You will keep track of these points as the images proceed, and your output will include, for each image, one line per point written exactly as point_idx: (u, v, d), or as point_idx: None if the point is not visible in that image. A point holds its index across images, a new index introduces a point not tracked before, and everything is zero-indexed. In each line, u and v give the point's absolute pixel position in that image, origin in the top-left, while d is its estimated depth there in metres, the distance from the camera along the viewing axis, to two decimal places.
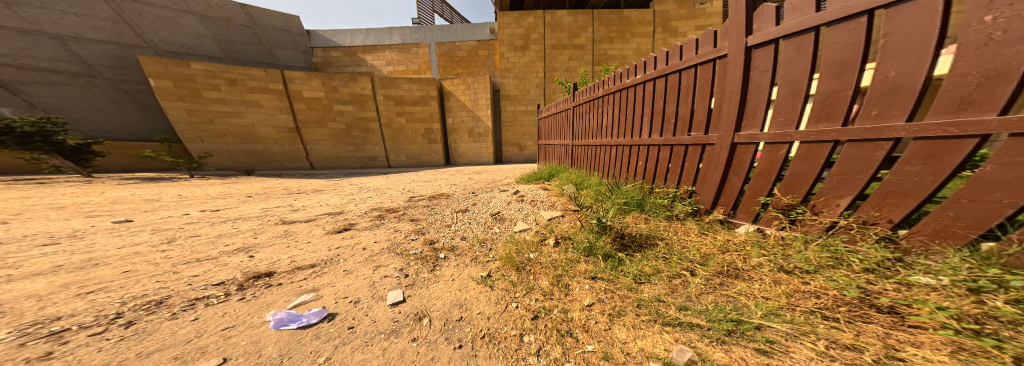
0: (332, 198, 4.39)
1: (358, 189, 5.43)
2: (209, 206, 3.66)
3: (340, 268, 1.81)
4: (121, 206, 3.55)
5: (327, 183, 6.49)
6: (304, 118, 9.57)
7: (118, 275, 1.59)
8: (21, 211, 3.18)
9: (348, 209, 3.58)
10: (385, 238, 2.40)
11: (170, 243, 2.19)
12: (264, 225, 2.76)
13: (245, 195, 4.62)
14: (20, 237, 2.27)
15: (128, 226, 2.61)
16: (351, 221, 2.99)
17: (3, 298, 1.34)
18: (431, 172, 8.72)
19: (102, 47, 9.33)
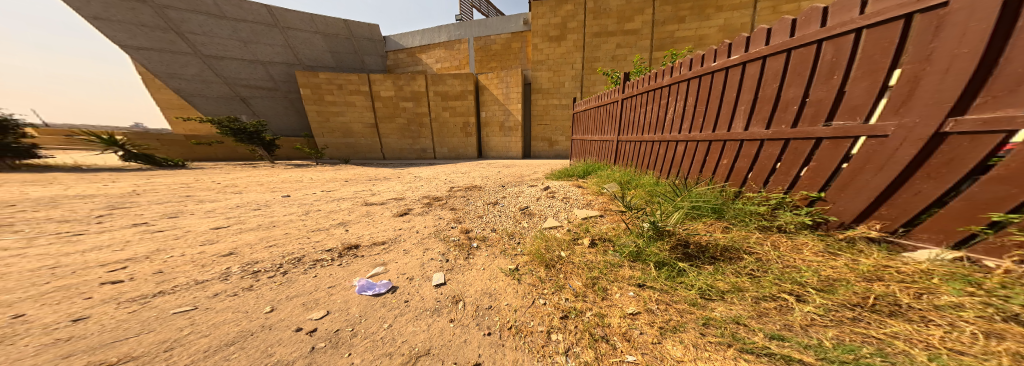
0: (399, 185, 5.29)
1: (414, 178, 6.32)
2: (322, 187, 5.00)
3: (393, 246, 2.24)
4: (282, 184, 5.26)
5: (395, 172, 7.81)
6: (381, 115, 11.60)
7: (279, 236, 2.41)
8: (231, 185, 5.09)
9: (405, 195, 4.28)
10: (434, 223, 2.79)
11: (304, 214, 3.15)
12: (353, 205, 3.59)
13: (342, 180, 6.06)
14: (240, 203, 3.68)
15: (286, 200, 3.87)
16: (406, 206, 3.55)
17: (229, 244, 2.22)
18: (470, 164, 9.22)
19: (281, 67, 13.45)
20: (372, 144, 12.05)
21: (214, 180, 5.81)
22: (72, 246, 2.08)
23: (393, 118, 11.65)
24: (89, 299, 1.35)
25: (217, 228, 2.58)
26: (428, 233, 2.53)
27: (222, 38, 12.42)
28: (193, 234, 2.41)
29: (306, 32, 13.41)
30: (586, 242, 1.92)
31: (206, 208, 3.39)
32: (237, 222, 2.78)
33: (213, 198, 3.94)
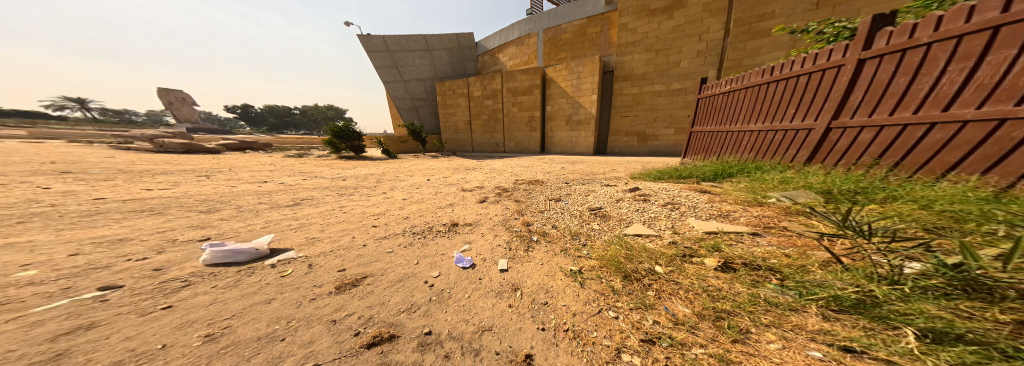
0: (491, 173, 5.97)
1: (504, 167, 7.07)
2: (412, 174, 5.85)
3: (476, 225, 2.65)
4: (383, 171, 6.40)
5: (478, 162, 8.56)
6: (473, 114, 12.98)
7: (382, 216, 2.93)
8: (406, 170, 6.82)
9: (492, 183, 4.68)
10: (510, 210, 3.04)
11: (400, 196, 3.75)
12: (451, 188, 4.24)
13: (449, 167, 7.27)
14: (357, 185, 4.65)
15: (387, 184, 4.68)
16: (489, 192, 3.96)
17: (351, 218, 2.85)
18: (532, 158, 9.28)
19: (405, 82, 16.34)
20: (456, 141, 13.95)
21: (357, 166, 7.77)
22: (266, 211, 3.02)
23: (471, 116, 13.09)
24: (306, 249, 2.08)
25: (351, 203, 3.44)
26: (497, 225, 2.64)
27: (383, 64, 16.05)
28: (337, 206, 3.27)
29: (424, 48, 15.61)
30: (753, 272, 1.34)
31: (350, 186, 4.58)
32: (374, 198, 3.69)
33: (356, 179, 5.34)
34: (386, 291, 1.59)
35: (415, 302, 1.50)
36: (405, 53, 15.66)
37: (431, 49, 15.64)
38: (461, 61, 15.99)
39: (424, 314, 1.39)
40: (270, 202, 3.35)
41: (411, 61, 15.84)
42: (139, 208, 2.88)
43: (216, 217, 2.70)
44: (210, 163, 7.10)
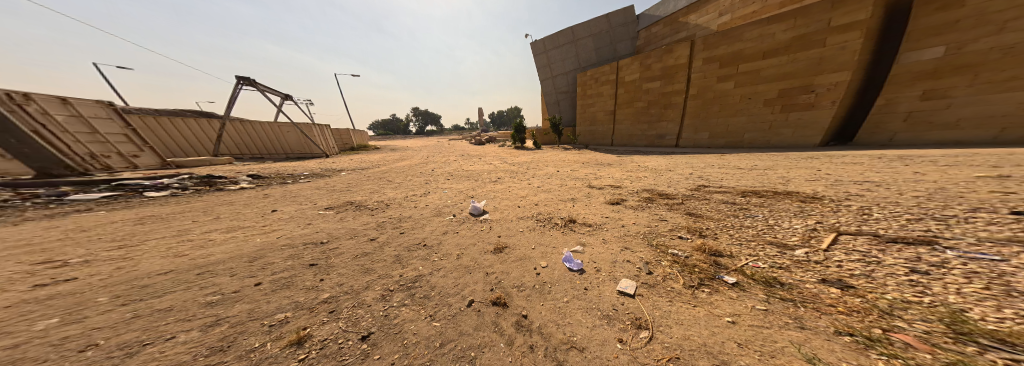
0: (632, 175, 5.63)
1: (654, 169, 6.32)
2: (563, 166, 6.75)
3: (601, 235, 2.82)
4: (542, 161, 7.95)
5: (616, 158, 8.49)
6: (621, 101, 12.24)
7: (535, 199, 3.92)
8: (544, 160, 8.36)
9: (637, 191, 4.41)
10: (642, 232, 2.87)
11: (550, 186, 4.64)
12: (583, 188, 4.68)
13: (587, 161, 7.71)
14: (519, 171, 6.27)
15: (540, 173, 5.83)
16: (625, 198, 3.92)
17: (513, 195, 4.00)
18: (742, 158, 6.93)
19: (552, 78, 17.06)
20: (602, 131, 13.52)
21: (514, 155, 10.68)
22: (471, 183, 5.03)
23: (630, 102, 11.80)
24: (501, 213, 3.25)
25: (515, 184, 4.84)
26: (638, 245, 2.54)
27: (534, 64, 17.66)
28: (494, 185, 4.73)
29: (574, 39, 15.76)
30: None
31: (505, 170, 6.40)
32: (517, 182, 4.98)
33: (509, 165, 7.37)
34: (510, 264, 2.17)
35: (524, 283, 1.98)
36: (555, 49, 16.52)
37: (581, 38, 15.54)
38: (613, 44, 14.80)
39: (526, 299, 1.84)
40: (467, 179, 5.42)
41: (560, 56, 16.39)
42: (423, 176, 5.85)
43: (452, 184, 4.89)
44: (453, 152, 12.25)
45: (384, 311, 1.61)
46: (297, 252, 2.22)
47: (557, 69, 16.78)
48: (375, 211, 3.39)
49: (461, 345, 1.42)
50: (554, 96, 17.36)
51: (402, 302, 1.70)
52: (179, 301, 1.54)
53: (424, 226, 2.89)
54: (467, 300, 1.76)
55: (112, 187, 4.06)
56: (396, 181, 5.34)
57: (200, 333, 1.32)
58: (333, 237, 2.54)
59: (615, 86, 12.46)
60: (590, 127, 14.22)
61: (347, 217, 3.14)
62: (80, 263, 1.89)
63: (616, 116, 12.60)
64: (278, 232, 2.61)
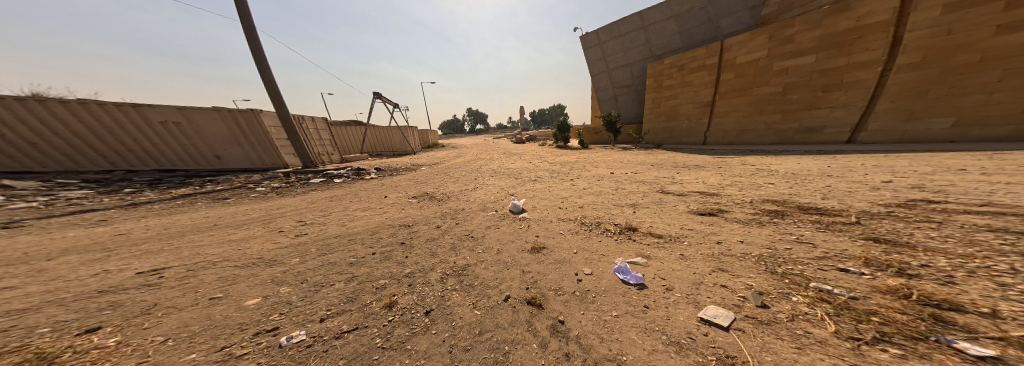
0: (723, 181, 4.45)
1: (761, 174, 4.79)
2: (633, 168, 6.00)
3: (681, 251, 2.33)
4: (606, 162, 7.30)
5: (707, 160, 6.97)
6: (726, 89, 10.61)
7: (594, 201, 3.65)
8: (591, 161, 7.95)
9: (751, 200, 3.44)
10: (761, 263, 2.14)
11: (616, 189, 4.19)
12: (650, 190, 4.07)
13: (653, 164, 6.68)
14: (575, 172, 6.05)
15: (600, 175, 5.42)
16: (729, 215, 3.06)
17: (567, 197, 3.94)
18: (974, 162, 4.33)
19: (623, 69, 15.32)
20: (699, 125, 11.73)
21: (566, 155, 10.43)
22: (525, 180, 5.22)
23: (755, 86, 9.84)
24: (553, 214, 3.28)
25: (570, 184, 4.74)
26: (758, 279, 1.95)
27: (598, 57, 16.13)
28: (534, 184, 4.81)
29: (655, 20, 13.82)
30: None
31: (545, 170, 6.42)
32: (558, 182, 4.95)
33: (550, 165, 7.35)
34: (548, 266, 2.18)
35: (563, 288, 1.95)
36: (630, 35, 14.70)
37: (668, 18, 13.50)
38: (715, 20, 12.52)
39: (563, 304, 1.81)
40: (508, 177, 5.67)
41: (636, 42, 14.56)
42: (473, 173, 6.45)
43: (510, 181, 5.17)
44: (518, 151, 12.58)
45: (441, 292, 1.91)
46: (395, 231, 2.89)
47: (617, 62, 15.44)
48: (441, 201, 3.95)
49: (494, 338, 1.53)
50: (626, 88, 15.63)
51: (453, 286, 1.96)
52: (335, 257, 2.30)
53: (472, 219, 3.20)
54: (504, 295, 1.87)
55: (319, 172, 6.65)
56: (453, 176, 6.09)
57: (345, 284, 1.96)
58: (416, 222, 3.13)
59: (729, 69, 10.49)
60: (679, 121, 12.48)
61: (425, 205, 3.77)
62: (307, 223, 3.08)
63: (725, 106, 10.75)
64: (373, 214, 3.41)
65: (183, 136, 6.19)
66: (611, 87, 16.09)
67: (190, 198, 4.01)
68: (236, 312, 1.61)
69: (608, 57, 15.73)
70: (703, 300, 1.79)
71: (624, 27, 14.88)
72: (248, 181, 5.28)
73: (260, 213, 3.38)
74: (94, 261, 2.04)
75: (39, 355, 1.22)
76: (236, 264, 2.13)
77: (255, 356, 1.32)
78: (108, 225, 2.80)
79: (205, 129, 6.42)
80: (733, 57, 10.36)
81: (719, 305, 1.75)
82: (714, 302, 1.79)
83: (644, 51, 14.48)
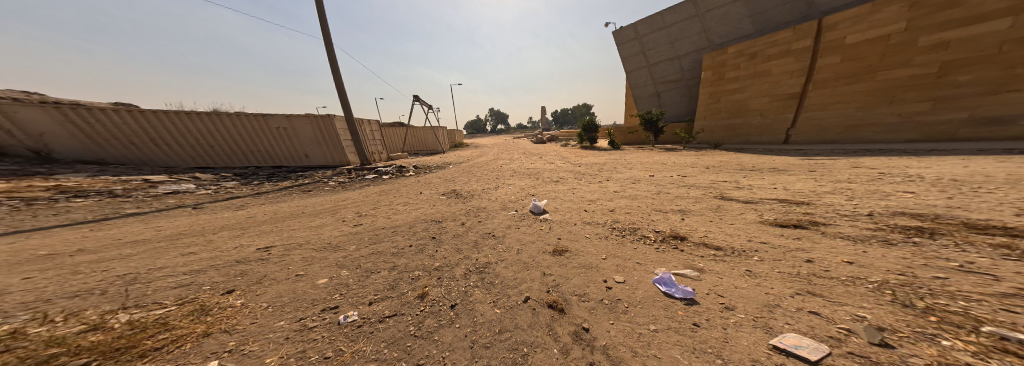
0: (815, 188, 3.47)
1: (877, 181, 3.58)
2: (684, 171, 5.22)
3: (747, 266, 1.84)
4: (650, 164, 6.54)
5: (790, 161, 5.58)
6: (826, 76, 8.72)
7: (631, 205, 3.31)
8: (625, 162, 7.30)
9: (869, 213, 2.55)
10: (887, 293, 1.46)
11: (657, 193, 3.73)
12: (704, 196, 3.46)
13: (706, 166, 5.71)
14: (610, 173, 5.56)
15: (640, 178, 4.86)
16: (827, 230, 2.30)
17: (599, 200, 3.65)
18: None
19: (672, 63, 13.70)
20: (779, 121, 9.99)
21: (601, 155, 9.70)
22: (553, 181, 5.06)
23: (879, 69, 7.78)
24: (581, 217, 3.08)
25: (602, 186, 4.39)
26: (880, 313, 1.31)
27: (636, 51, 14.55)
28: (556, 185, 4.66)
29: (716, 4, 12.11)
30: None
31: (569, 171, 6.16)
32: (583, 184, 4.69)
33: (575, 166, 7.04)
34: (571, 270, 2.03)
35: (589, 295, 1.74)
36: (680, 24, 13.04)
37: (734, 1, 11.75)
38: None
39: (589, 311, 1.59)
40: (529, 177, 5.63)
41: (689, 31, 12.90)
42: (495, 172, 6.61)
43: (537, 181, 5.11)
44: (549, 151, 12.21)
45: (464, 288, 1.93)
46: (427, 225, 3.16)
47: (661, 55, 13.84)
48: (467, 199, 4.16)
49: (513, 338, 1.43)
50: (675, 83, 13.91)
51: (475, 283, 1.98)
52: (383, 246, 2.66)
53: (495, 218, 3.27)
54: (524, 296, 1.78)
55: (371, 169, 7.31)
56: (477, 174, 6.36)
57: (388, 272, 2.19)
58: (444, 218, 3.36)
59: (834, 51, 8.52)
60: (748, 117, 10.84)
61: (452, 203, 4.02)
62: (363, 215, 3.64)
63: (823, 96, 8.85)
64: (412, 209, 3.79)
65: (290, 140, 7.68)
66: (656, 82, 14.42)
67: (287, 189, 5.19)
68: (312, 288, 1.98)
69: (651, 49, 14.02)
70: (777, 325, 1.29)
71: (672, 17, 13.19)
72: (324, 176, 6.36)
73: (325, 206, 4.10)
74: (235, 236, 2.88)
75: (202, 307, 1.74)
76: (314, 247, 2.68)
77: (321, 329, 1.54)
78: (244, 209, 3.88)
79: (301, 134, 7.70)
80: (840, 36, 8.40)
81: (801, 334, 1.24)
82: (798, 331, 1.26)
83: (699, 41, 12.80)
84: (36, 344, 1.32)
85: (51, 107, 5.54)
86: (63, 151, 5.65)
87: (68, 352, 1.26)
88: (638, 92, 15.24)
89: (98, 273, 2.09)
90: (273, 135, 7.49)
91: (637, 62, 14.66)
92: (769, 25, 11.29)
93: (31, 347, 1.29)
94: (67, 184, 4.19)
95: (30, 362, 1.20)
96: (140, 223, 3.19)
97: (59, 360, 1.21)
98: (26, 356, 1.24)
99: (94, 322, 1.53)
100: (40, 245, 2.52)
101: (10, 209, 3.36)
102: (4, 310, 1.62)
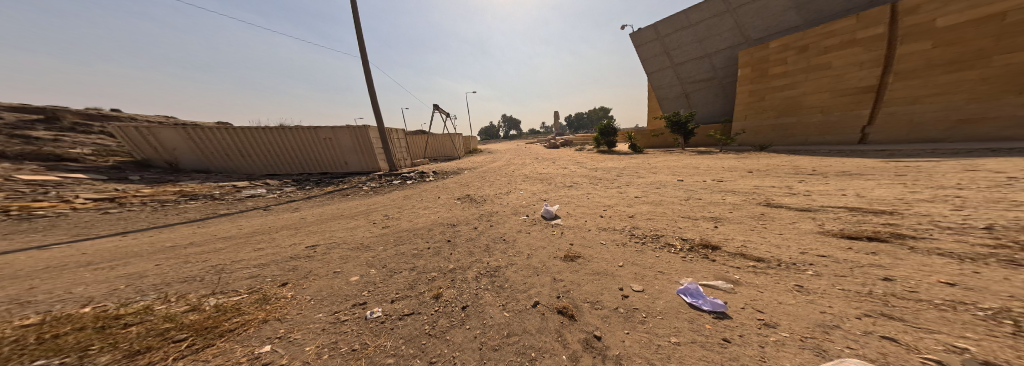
0: (902, 196, 2.81)
1: (1001, 188, 2.75)
2: (721, 176, 4.67)
3: (796, 281, 1.55)
4: (679, 168, 6.03)
5: (863, 164, 4.66)
6: (912, 65, 7.23)
7: (654, 212, 3.06)
8: (650, 166, 6.79)
9: (983, 224, 1.97)
10: (1007, 323, 1.03)
11: (686, 200, 3.39)
12: (744, 203, 3.06)
13: (748, 170, 5.04)
14: (633, 178, 5.22)
15: (667, 183, 4.48)
16: (916, 244, 1.81)
17: (620, 206, 3.44)
18: None
19: (702, 61, 12.69)
20: (848, 118, 8.49)
21: (625, 160, 9.23)
22: (570, 186, 4.94)
23: (995, 53, 6.29)
24: (597, 223, 2.94)
25: (622, 191, 4.15)
26: (992, 346, 0.94)
27: (658, 52, 13.76)
28: (571, 191, 4.52)
29: None
30: None
31: (587, 176, 5.93)
32: (600, 189, 4.49)
33: (592, 171, 6.79)
34: (583, 276, 1.95)
35: (603, 302, 1.64)
36: (708, 20, 12.10)
37: None
38: None
39: (602, 319, 1.50)
40: (542, 182, 5.61)
41: (720, 27, 11.92)
42: (508, 177, 6.71)
43: (554, 187, 5.03)
44: (571, 157, 12.02)
45: (475, 290, 1.97)
46: (445, 229, 3.32)
47: (689, 55, 12.91)
48: (480, 204, 4.28)
49: (521, 342, 1.41)
50: (712, 83, 12.78)
51: (485, 285, 2.02)
52: (405, 247, 2.87)
53: (506, 223, 3.31)
54: (533, 301, 1.75)
55: (399, 175, 7.96)
56: (491, 180, 6.50)
57: (409, 272, 2.35)
58: (460, 223, 3.49)
59: (919, 37, 7.07)
60: (805, 116, 9.40)
61: (468, 208, 4.16)
62: (390, 217, 3.98)
63: (911, 88, 7.31)
64: (434, 213, 4.03)
65: (333, 148, 8.38)
66: (686, 83, 13.44)
67: (330, 193, 5.92)
68: (346, 285, 2.21)
69: (675, 49, 13.16)
70: (832, 347, 1.04)
71: (697, 15, 12.31)
72: (360, 182, 7.10)
73: (363, 208, 4.62)
74: (291, 235, 3.38)
75: (265, 296, 2.07)
76: (350, 247, 3.00)
77: (351, 322, 1.71)
78: (298, 211, 4.55)
79: (343, 143, 8.39)
80: (927, 20, 6.96)
81: (866, 361, 0.98)
82: (862, 358, 0.99)
83: (732, 37, 11.75)
84: (157, 319, 1.72)
85: (183, 129, 7.50)
86: (187, 162, 7.54)
87: (174, 328, 1.62)
88: (666, 94, 14.27)
89: (199, 262, 2.63)
90: (320, 145, 8.30)
91: (660, 63, 13.86)
92: (825, 14, 9.88)
93: (154, 321, 1.69)
94: (187, 190, 5.38)
95: (151, 333, 1.57)
96: (228, 222, 3.95)
97: (169, 334, 1.57)
98: (148, 328, 1.62)
99: (194, 304, 1.93)
100: (167, 237, 3.29)
101: (151, 209, 4.46)
102: (142, 289, 2.12)
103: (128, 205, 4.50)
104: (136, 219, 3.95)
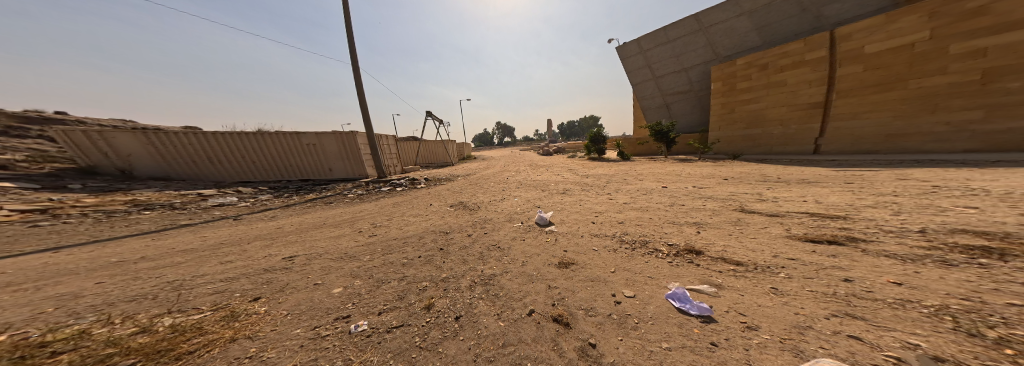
0: (853, 202, 3.16)
1: (929, 195, 3.18)
2: (701, 182, 4.98)
3: (771, 284, 1.68)
4: (663, 175, 6.34)
5: (819, 173, 5.19)
6: (849, 85, 8.23)
7: (642, 218, 3.18)
8: (635, 173, 7.08)
9: (919, 228, 2.24)
10: (946, 319, 1.18)
11: (670, 206, 3.57)
12: (723, 209, 3.28)
13: (724, 178, 5.41)
14: (621, 185, 5.42)
15: (652, 189, 4.69)
16: (868, 246, 2.03)
17: (610, 212, 3.55)
18: None
19: (678, 75, 13.59)
20: (803, 131, 9.42)
21: (611, 166, 9.54)
22: (561, 193, 5.02)
23: (910, 77, 7.29)
24: (589, 229, 3.01)
25: (611, 198, 4.29)
26: (938, 340, 1.07)
27: (639, 65, 14.54)
28: (563, 197, 4.58)
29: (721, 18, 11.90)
30: None
31: (577, 182, 6.05)
32: (590, 195, 4.60)
33: (582, 177, 6.93)
34: (577, 283, 1.98)
35: (597, 309, 1.67)
36: (683, 38, 12.95)
37: (739, 16, 11.51)
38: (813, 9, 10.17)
39: (597, 326, 1.52)
40: (534, 189, 5.64)
41: (693, 45, 12.81)
42: (500, 184, 6.69)
43: (545, 193, 5.09)
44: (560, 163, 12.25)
45: (469, 299, 1.93)
46: (436, 237, 3.23)
47: (666, 69, 13.76)
48: (473, 211, 4.22)
49: (518, 353, 1.39)
50: (687, 93, 13.65)
51: (478, 295, 1.98)
52: (395, 257, 2.75)
53: (499, 230, 3.29)
54: (528, 309, 1.74)
55: (386, 182, 7.66)
56: (483, 186, 6.44)
57: (398, 282, 2.25)
58: (452, 230, 3.42)
59: (853, 61, 8.11)
60: (768, 127, 10.28)
61: (460, 215, 4.09)
62: (378, 226, 3.80)
63: (850, 105, 8.30)
64: (424, 220, 3.92)
65: (316, 154, 7.93)
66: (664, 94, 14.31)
67: (310, 201, 5.54)
68: (328, 297, 2.07)
69: (654, 63, 13.98)
70: (807, 347, 1.12)
71: (674, 32, 13.12)
72: (344, 188, 6.76)
73: (349, 216, 4.40)
74: (266, 246, 3.12)
75: (233, 313, 1.88)
76: (332, 257, 2.82)
77: (333, 338, 1.60)
78: (275, 219, 4.23)
79: (327, 148, 7.98)
80: (857, 47, 8.01)
81: (838, 360, 1.07)
82: (833, 356, 1.08)
83: (704, 54, 12.66)
84: (97, 344, 1.51)
85: (140, 132, 6.74)
86: (142, 169, 6.69)
87: (118, 353, 1.41)
88: (647, 104, 15.06)
89: (152, 279, 2.34)
90: (300, 149, 7.79)
91: (641, 76, 14.65)
92: (781, 35, 10.94)
93: (93, 347, 1.47)
94: (141, 198, 4.81)
95: (89, 360, 1.36)
96: (190, 233, 3.56)
97: (113, 360, 1.37)
98: (86, 355, 1.41)
99: (144, 325, 1.71)
100: (113, 252, 2.90)
101: (94, 220, 3.92)
102: (78, 311, 1.84)
103: (65, 216, 3.92)
104: (76, 232, 3.47)
